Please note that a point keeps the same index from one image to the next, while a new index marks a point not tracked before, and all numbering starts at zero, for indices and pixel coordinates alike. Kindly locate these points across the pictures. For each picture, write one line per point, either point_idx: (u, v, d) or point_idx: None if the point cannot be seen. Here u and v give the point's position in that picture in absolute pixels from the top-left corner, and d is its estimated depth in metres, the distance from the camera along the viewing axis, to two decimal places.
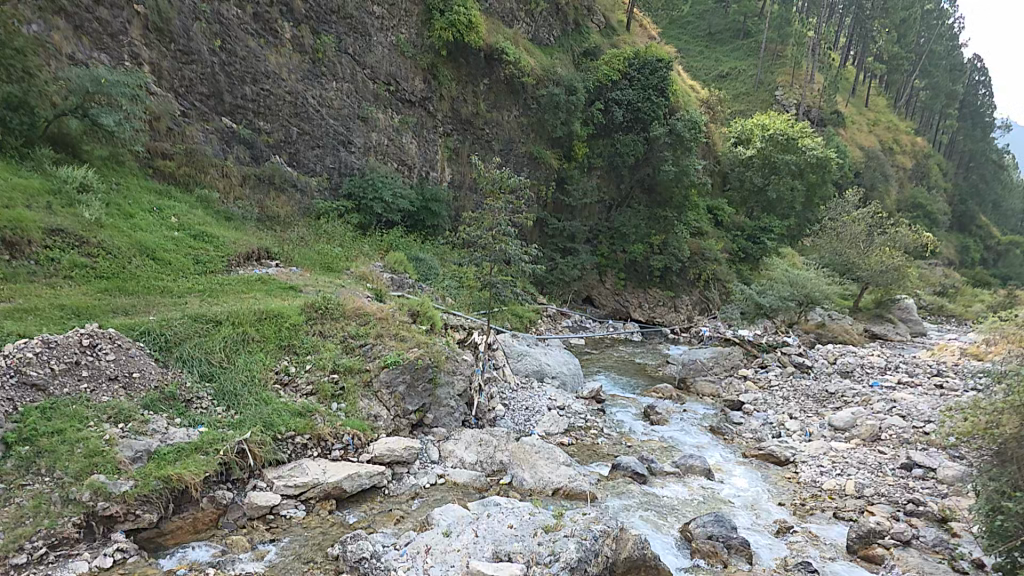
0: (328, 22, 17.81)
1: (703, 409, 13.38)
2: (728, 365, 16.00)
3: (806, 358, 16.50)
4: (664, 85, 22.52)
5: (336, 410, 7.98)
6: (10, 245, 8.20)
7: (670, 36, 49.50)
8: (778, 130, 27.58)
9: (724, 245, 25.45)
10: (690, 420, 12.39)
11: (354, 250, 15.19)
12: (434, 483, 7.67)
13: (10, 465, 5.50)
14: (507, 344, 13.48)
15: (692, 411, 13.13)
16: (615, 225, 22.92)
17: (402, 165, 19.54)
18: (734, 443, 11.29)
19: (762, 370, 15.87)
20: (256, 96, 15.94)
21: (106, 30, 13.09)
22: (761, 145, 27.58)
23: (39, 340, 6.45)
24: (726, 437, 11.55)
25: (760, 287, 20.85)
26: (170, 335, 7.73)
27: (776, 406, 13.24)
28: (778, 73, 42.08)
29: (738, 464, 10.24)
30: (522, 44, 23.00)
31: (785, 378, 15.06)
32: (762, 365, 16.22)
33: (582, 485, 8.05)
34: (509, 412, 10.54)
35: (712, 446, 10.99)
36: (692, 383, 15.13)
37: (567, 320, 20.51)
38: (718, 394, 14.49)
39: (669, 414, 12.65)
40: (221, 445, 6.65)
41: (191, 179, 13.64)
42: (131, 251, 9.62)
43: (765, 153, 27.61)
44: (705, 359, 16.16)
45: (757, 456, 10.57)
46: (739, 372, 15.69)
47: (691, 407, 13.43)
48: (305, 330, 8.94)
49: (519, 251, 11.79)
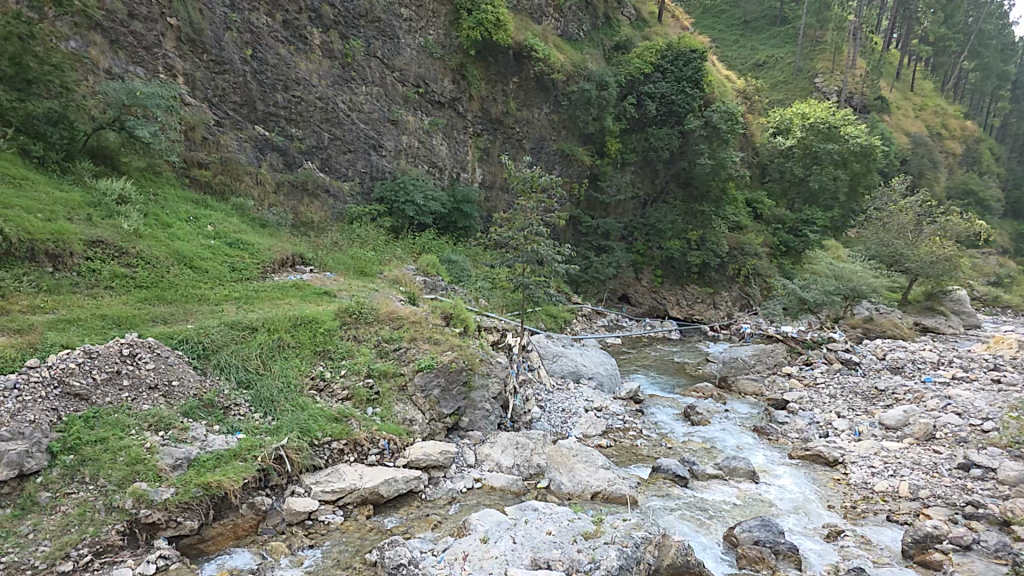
0: (357, 26, 17.94)
1: (746, 408, 12.98)
2: (771, 363, 15.54)
3: (854, 354, 15.89)
4: (699, 76, 22.16)
5: (371, 415, 7.96)
6: (53, 257, 8.44)
7: (704, 26, 48.66)
8: (819, 118, 26.83)
9: (763, 239, 24.80)
10: (733, 421, 12.03)
11: (387, 253, 15.24)
12: (471, 487, 7.59)
13: (56, 474, 5.58)
14: (543, 345, 13.35)
15: (735, 411, 12.75)
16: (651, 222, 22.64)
17: (433, 168, 19.55)
18: (780, 444, 10.91)
19: (807, 368, 15.35)
20: (287, 103, 16.15)
21: (140, 43, 13.42)
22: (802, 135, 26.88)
23: (81, 351, 6.57)
24: (772, 438, 11.17)
25: (804, 282, 20.20)
26: (208, 342, 7.82)
27: (823, 405, 12.76)
28: (818, 59, 40.88)
29: (784, 465, 9.88)
30: (552, 40, 22.81)
31: (831, 376, 14.54)
32: (807, 363, 15.69)
33: (622, 489, 7.84)
34: (545, 414, 10.41)
35: (757, 447, 10.64)
36: (734, 382, 14.72)
37: (603, 319, 20.28)
38: (761, 393, 14.05)
39: (711, 414, 12.32)
40: (258, 451, 6.67)
41: (226, 187, 13.88)
42: (169, 260, 9.81)
43: (807, 142, 26.90)
44: (747, 357, 15.71)
45: (804, 457, 10.17)
46: (783, 370, 15.21)
47: (734, 407, 13.05)
48: (339, 335, 8.95)
49: (552, 251, 11.63)
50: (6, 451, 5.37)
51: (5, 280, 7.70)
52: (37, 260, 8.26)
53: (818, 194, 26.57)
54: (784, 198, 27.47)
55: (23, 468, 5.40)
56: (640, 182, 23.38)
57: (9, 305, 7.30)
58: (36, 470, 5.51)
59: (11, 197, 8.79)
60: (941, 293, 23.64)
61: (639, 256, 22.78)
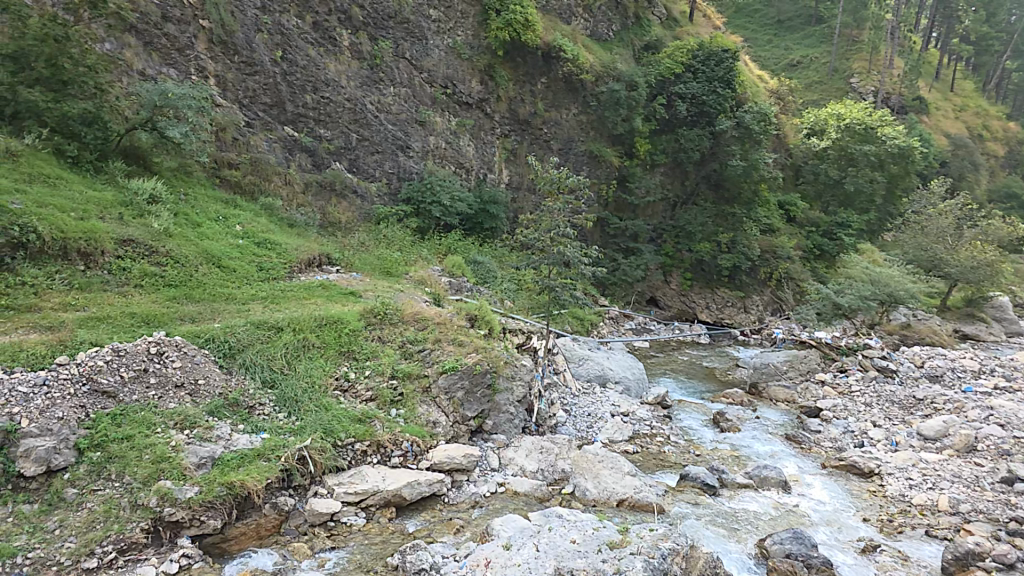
0: (386, 27, 18.03)
1: (778, 416, 12.65)
2: (804, 369, 15.14)
3: (891, 361, 15.40)
4: (731, 76, 21.79)
5: (395, 417, 7.91)
6: (85, 255, 8.56)
7: (737, 25, 47.88)
8: (855, 119, 26.25)
9: (796, 243, 24.25)
10: (764, 428, 11.72)
11: (412, 254, 15.23)
12: (494, 492, 7.48)
13: (82, 471, 5.63)
14: (569, 348, 13.19)
15: (766, 418, 12.42)
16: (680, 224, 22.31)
17: (460, 168, 19.50)
18: (813, 453, 10.59)
19: (842, 375, 14.92)
20: (316, 104, 16.27)
21: (174, 45, 13.64)
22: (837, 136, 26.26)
23: (109, 348, 6.63)
24: (804, 447, 10.85)
25: (839, 286, 19.65)
26: (234, 342, 7.85)
27: (858, 413, 12.36)
28: (853, 59, 39.97)
29: (816, 475, 9.57)
30: (581, 41, 22.64)
31: (867, 383, 14.08)
32: (842, 369, 15.26)
33: (648, 497, 7.66)
34: (570, 419, 10.26)
35: (788, 456, 10.33)
36: (765, 388, 14.37)
37: (630, 323, 20.02)
38: (793, 400, 13.69)
39: (741, 421, 12.02)
40: (282, 451, 6.64)
41: (255, 187, 14.02)
42: (198, 259, 9.89)
43: (842, 143, 26.27)
44: (779, 363, 15.34)
45: (838, 467, 9.85)
46: (816, 377, 14.81)
47: (765, 414, 12.72)
48: (364, 336, 8.92)
49: (579, 253, 11.47)
50: (35, 447, 5.47)
51: (38, 278, 7.86)
52: (69, 259, 8.40)
53: (854, 196, 25.88)
54: (818, 202, 26.69)
55: (50, 465, 5.50)
56: (670, 184, 23.06)
57: (41, 302, 7.45)
58: (64, 467, 5.59)
59: (45, 197, 8.96)
60: (981, 300, 22.88)
61: (667, 259, 22.47)
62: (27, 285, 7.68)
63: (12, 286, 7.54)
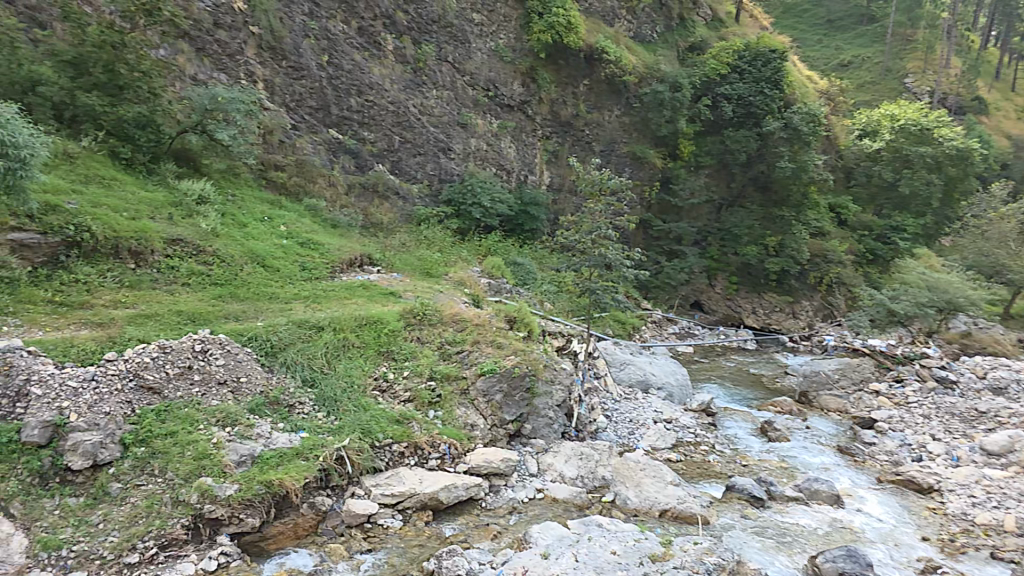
0: (430, 32, 18.13)
1: (829, 426, 12.14)
2: (857, 378, 14.53)
3: (951, 372, 14.65)
4: (778, 76, 21.22)
5: (433, 418, 7.86)
6: (136, 254, 8.76)
7: (785, 25, 46.66)
8: (910, 120, 25.38)
9: (847, 247, 23.41)
10: (814, 439, 11.26)
11: (452, 255, 15.22)
12: (533, 498, 7.34)
13: (127, 465, 5.71)
14: (610, 352, 12.95)
15: (816, 428, 11.95)
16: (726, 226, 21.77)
17: (502, 170, 19.43)
18: (867, 467, 10.10)
19: (898, 385, 14.24)
20: (360, 108, 16.44)
21: (225, 50, 13.96)
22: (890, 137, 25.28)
23: (156, 345, 6.75)
24: (858, 460, 10.38)
25: (893, 293, 18.84)
26: (276, 340, 7.91)
27: (915, 426, 11.78)
28: (908, 58, 38.51)
29: (871, 490, 9.12)
30: (624, 42, 22.36)
31: (925, 395, 13.41)
32: (897, 379, 14.61)
33: (692, 508, 7.40)
34: (611, 424, 10.04)
35: (841, 469, 9.89)
36: (815, 397, 13.85)
37: (674, 327, 19.59)
38: (846, 411, 13.15)
39: (790, 431, 11.58)
40: (321, 450, 6.64)
41: (301, 189, 14.22)
42: (244, 258, 10.05)
43: (896, 145, 25.18)
44: (831, 371, 14.74)
45: (894, 482, 9.36)
46: (870, 387, 14.18)
47: (815, 424, 12.23)
48: (403, 336, 8.90)
49: (621, 255, 11.25)
50: (82, 441, 5.59)
51: (91, 276, 8.09)
52: (120, 258, 8.61)
53: (909, 199, 24.80)
54: (872, 205, 25.83)
55: (96, 459, 5.60)
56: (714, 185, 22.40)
57: (93, 299, 7.66)
58: (109, 461, 5.67)
59: (100, 197, 9.23)
60: None
61: (712, 262, 21.96)
62: (80, 283, 7.91)
63: (66, 283, 7.77)
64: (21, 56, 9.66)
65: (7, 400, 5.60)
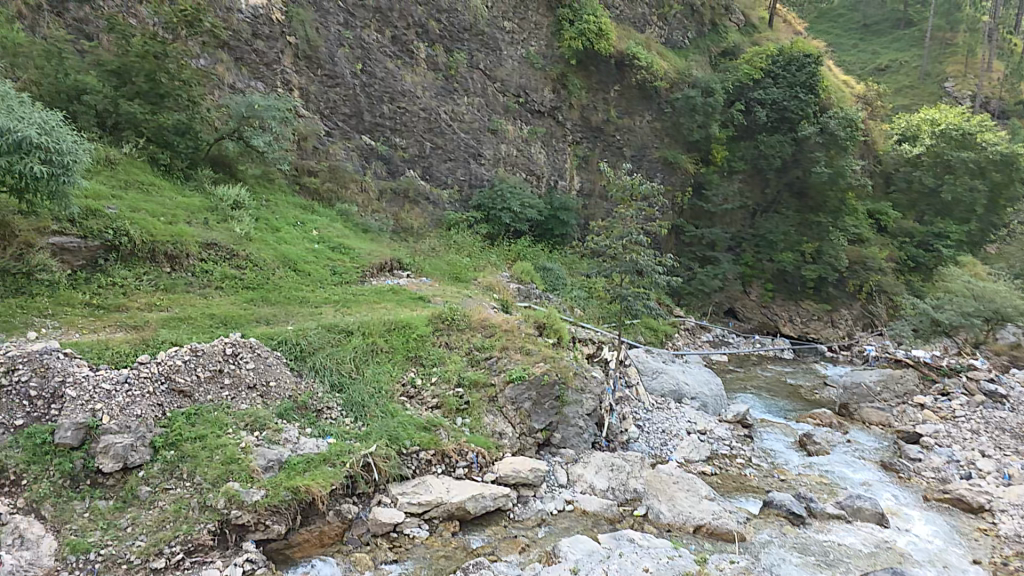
0: (462, 39, 18.16)
1: (871, 440, 11.70)
2: (900, 391, 14.01)
3: (1000, 386, 14.05)
4: (814, 81, 20.80)
5: (461, 426, 7.76)
6: (171, 258, 8.86)
7: (819, 30, 45.81)
8: (951, 124, 24.04)
9: (887, 254, 22.80)
10: (855, 453, 10.86)
11: (482, 260, 15.17)
12: (562, 510, 7.18)
13: (157, 469, 5.72)
14: (642, 360, 12.68)
15: (858, 442, 11.52)
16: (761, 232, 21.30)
17: (532, 175, 19.32)
18: (912, 484, 9.68)
19: (944, 398, 13.66)
20: (393, 114, 16.50)
21: (262, 59, 14.16)
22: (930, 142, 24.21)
23: (188, 348, 6.78)
24: (903, 476, 9.95)
25: (937, 302, 18.16)
26: (305, 344, 7.89)
27: (963, 441, 11.28)
28: (948, 62, 37.46)
29: (917, 508, 8.72)
30: (657, 48, 22.12)
31: (973, 409, 12.85)
32: (943, 393, 13.99)
33: (729, 524, 7.16)
34: (643, 435, 9.81)
35: (885, 485, 9.49)
36: (856, 409, 13.35)
37: (707, 334, 19.21)
38: (889, 424, 12.65)
39: (831, 444, 11.18)
40: (348, 457, 6.58)
41: (333, 194, 14.31)
42: (276, 262, 10.11)
43: (937, 150, 24.09)
44: (872, 383, 14.23)
45: (942, 500, 8.94)
46: (915, 400, 13.63)
47: (856, 438, 11.79)
48: (431, 341, 8.83)
49: (653, 262, 11.05)
50: (113, 443, 5.62)
51: (127, 279, 8.20)
52: (156, 261, 8.72)
53: (952, 205, 23.98)
54: (913, 211, 24.98)
55: (126, 462, 5.62)
56: (748, 191, 21.89)
57: (129, 302, 7.75)
58: (139, 464, 5.70)
59: (138, 202, 9.37)
60: None
61: (746, 269, 21.50)
62: (117, 286, 8.01)
63: (104, 286, 7.88)
64: (68, 66, 10.18)
65: (43, 401, 5.68)
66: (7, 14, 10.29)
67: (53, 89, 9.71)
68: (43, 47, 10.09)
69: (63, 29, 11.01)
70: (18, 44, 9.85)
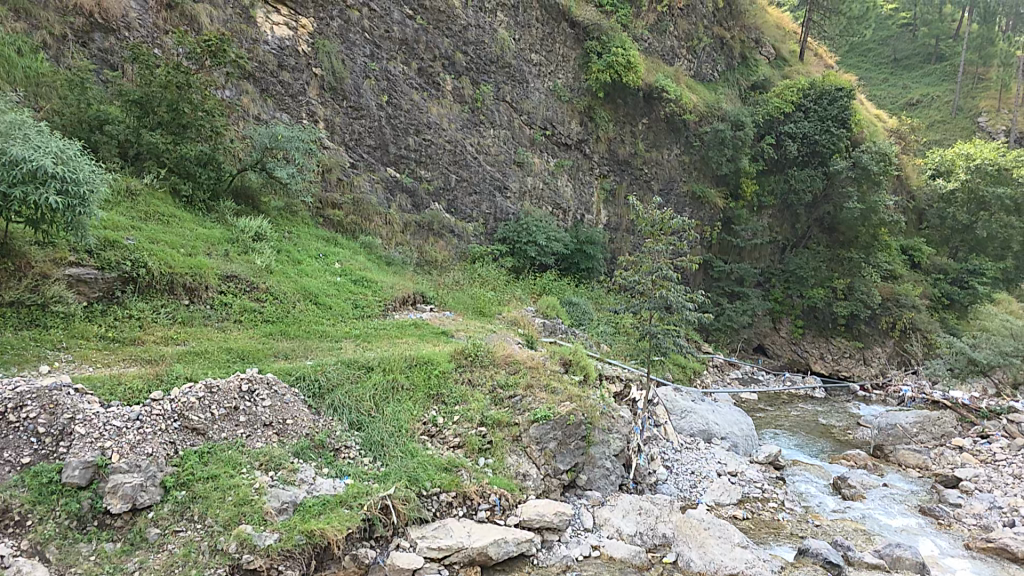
0: (488, 72, 18.17)
1: (908, 484, 11.04)
2: (938, 433, 13.37)
3: None
4: (846, 114, 20.73)
5: (483, 467, 7.46)
6: (190, 290, 8.79)
7: (849, 65, 46.03)
8: (986, 158, 22.93)
9: (921, 291, 22.39)
10: (893, 497, 10.24)
11: (506, 294, 15.03)
12: (588, 556, 6.80)
13: (167, 510, 5.49)
14: (670, 399, 12.27)
15: (895, 486, 10.89)
16: (790, 268, 21.02)
17: (558, 209, 19.32)
18: (952, 531, 9.03)
19: (984, 441, 12.95)
20: (418, 146, 16.49)
21: (287, 91, 14.23)
22: (965, 177, 23.48)
23: (202, 384, 6.60)
24: (942, 522, 9.31)
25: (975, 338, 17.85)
26: (324, 381, 7.65)
27: (1006, 486, 10.62)
28: (980, 97, 37.31)
29: (960, 559, 8.06)
30: (685, 81, 22.04)
31: (1016, 451, 12.20)
32: (983, 435, 13.32)
33: (762, 572, 6.79)
34: (671, 477, 9.44)
35: (923, 533, 8.87)
36: (892, 451, 12.74)
37: (736, 371, 18.68)
38: (926, 467, 11.95)
39: (867, 489, 10.55)
40: (365, 499, 6.30)
41: (357, 226, 14.31)
42: (296, 295, 10.01)
43: (971, 185, 23.35)
44: (908, 424, 13.63)
45: (986, 549, 8.26)
46: (952, 442, 13.00)
47: (893, 481, 11.15)
48: (453, 378, 8.55)
49: (683, 297, 10.73)
50: (121, 483, 5.39)
51: (144, 312, 8.12)
52: (175, 293, 8.66)
53: (986, 242, 23.40)
54: (946, 246, 24.55)
55: (135, 502, 5.39)
56: (778, 227, 22.05)
57: (145, 336, 7.67)
58: (149, 505, 5.47)
59: (157, 233, 9.29)
60: None
61: (775, 304, 21.11)
62: (133, 319, 7.94)
63: (120, 319, 7.80)
64: (91, 96, 10.21)
65: (51, 438, 5.50)
66: (32, 43, 10.43)
67: (76, 119, 9.70)
68: (66, 78, 10.07)
69: (87, 59, 11.18)
70: (41, 76, 10.06)
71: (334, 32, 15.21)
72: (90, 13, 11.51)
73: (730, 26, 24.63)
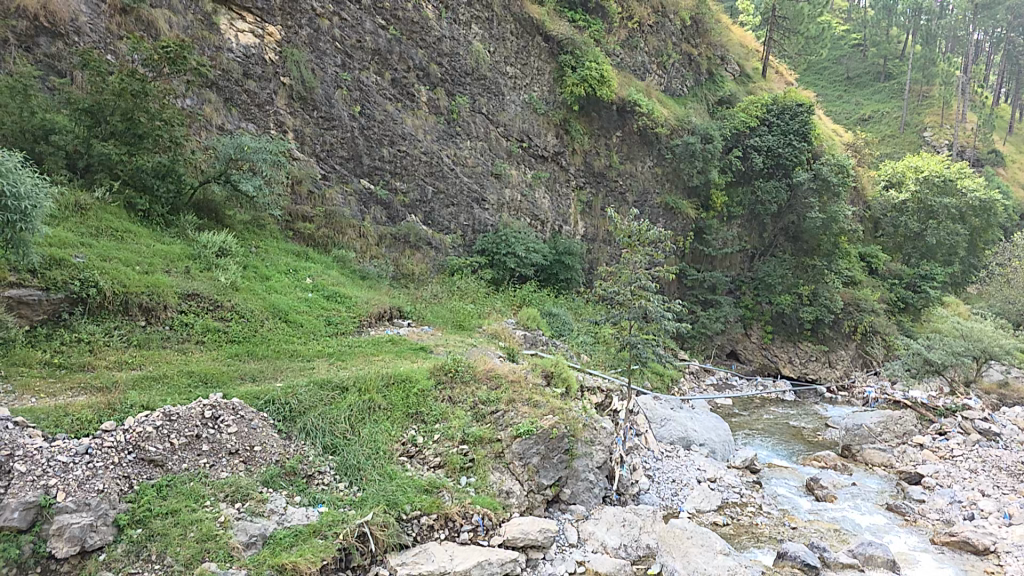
0: (464, 83, 17.90)
1: (875, 481, 10.90)
2: (899, 431, 13.31)
3: (993, 425, 13.76)
4: (807, 130, 20.93)
5: (465, 486, 7.07)
6: (147, 310, 8.33)
7: (807, 82, 47.27)
8: (932, 171, 24.35)
9: (879, 295, 22.89)
10: (863, 496, 10.06)
11: (487, 306, 14.75)
12: (574, 572, 6.52)
13: (120, 551, 5.03)
14: (650, 407, 12.01)
15: (864, 484, 10.70)
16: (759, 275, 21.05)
17: (536, 221, 19.09)
18: (917, 528, 8.87)
19: (941, 437, 13.09)
20: (393, 158, 16.13)
21: (253, 101, 13.81)
22: (914, 188, 24.39)
23: (160, 413, 6.12)
24: (909, 519, 9.15)
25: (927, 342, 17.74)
26: (295, 404, 7.19)
27: (963, 481, 10.64)
28: (924, 114, 39.45)
29: (925, 554, 7.94)
30: (656, 96, 22.11)
31: (969, 447, 12.35)
32: (940, 432, 13.44)
33: None
34: (653, 485, 9.17)
35: (890, 529, 8.71)
36: (857, 450, 12.58)
37: (711, 377, 18.54)
38: (891, 465, 11.86)
39: (836, 488, 10.35)
40: (341, 527, 5.87)
41: (329, 240, 13.91)
42: (264, 313, 9.60)
43: (919, 196, 24.32)
44: (873, 424, 13.47)
45: (948, 544, 8.16)
46: (913, 440, 12.98)
47: (861, 480, 10.99)
48: (433, 396, 8.14)
49: (662, 306, 10.48)
50: (68, 525, 4.91)
51: (95, 335, 7.65)
52: (129, 313, 8.18)
53: (936, 248, 24.24)
54: (899, 253, 25.17)
55: (84, 545, 4.91)
56: (746, 236, 22.03)
57: (95, 361, 7.18)
58: (99, 546, 5.00)
59: (110, 250, 8.81)
60: None
61: (746, 311, 21.18)
62: (81, 343, 7.45)
63: (67, 344, 7.32)
64: (36, 104, 9.56)
65: None
66: None
67: (17, 128, 9.04)
68: (5, 83, 9.26)
69: (32, 64, 10.57)
70: None
71: (303, 40, 14.82)
72: (35, 16, 10.89)
73: (698, 43, 24.83)
